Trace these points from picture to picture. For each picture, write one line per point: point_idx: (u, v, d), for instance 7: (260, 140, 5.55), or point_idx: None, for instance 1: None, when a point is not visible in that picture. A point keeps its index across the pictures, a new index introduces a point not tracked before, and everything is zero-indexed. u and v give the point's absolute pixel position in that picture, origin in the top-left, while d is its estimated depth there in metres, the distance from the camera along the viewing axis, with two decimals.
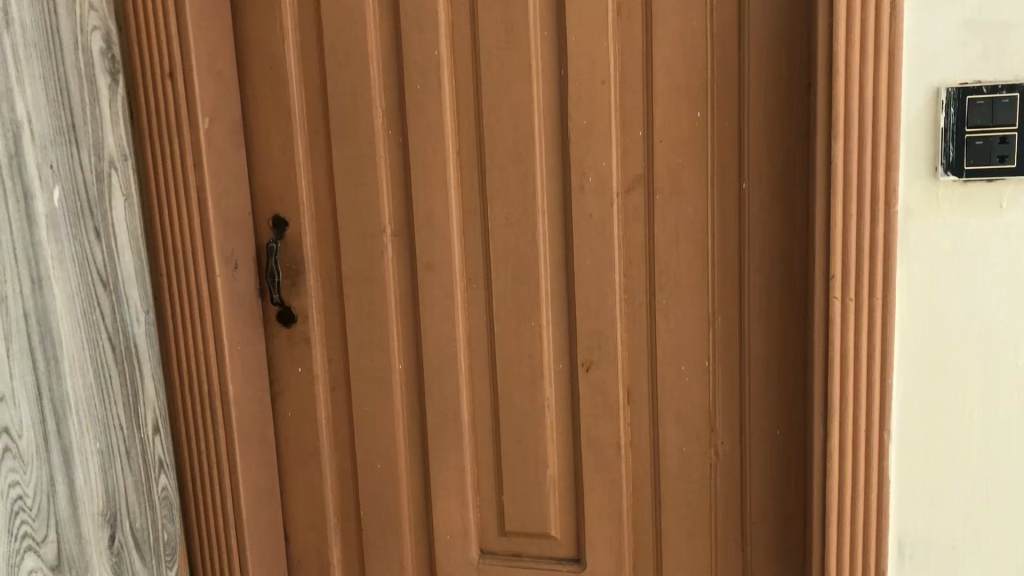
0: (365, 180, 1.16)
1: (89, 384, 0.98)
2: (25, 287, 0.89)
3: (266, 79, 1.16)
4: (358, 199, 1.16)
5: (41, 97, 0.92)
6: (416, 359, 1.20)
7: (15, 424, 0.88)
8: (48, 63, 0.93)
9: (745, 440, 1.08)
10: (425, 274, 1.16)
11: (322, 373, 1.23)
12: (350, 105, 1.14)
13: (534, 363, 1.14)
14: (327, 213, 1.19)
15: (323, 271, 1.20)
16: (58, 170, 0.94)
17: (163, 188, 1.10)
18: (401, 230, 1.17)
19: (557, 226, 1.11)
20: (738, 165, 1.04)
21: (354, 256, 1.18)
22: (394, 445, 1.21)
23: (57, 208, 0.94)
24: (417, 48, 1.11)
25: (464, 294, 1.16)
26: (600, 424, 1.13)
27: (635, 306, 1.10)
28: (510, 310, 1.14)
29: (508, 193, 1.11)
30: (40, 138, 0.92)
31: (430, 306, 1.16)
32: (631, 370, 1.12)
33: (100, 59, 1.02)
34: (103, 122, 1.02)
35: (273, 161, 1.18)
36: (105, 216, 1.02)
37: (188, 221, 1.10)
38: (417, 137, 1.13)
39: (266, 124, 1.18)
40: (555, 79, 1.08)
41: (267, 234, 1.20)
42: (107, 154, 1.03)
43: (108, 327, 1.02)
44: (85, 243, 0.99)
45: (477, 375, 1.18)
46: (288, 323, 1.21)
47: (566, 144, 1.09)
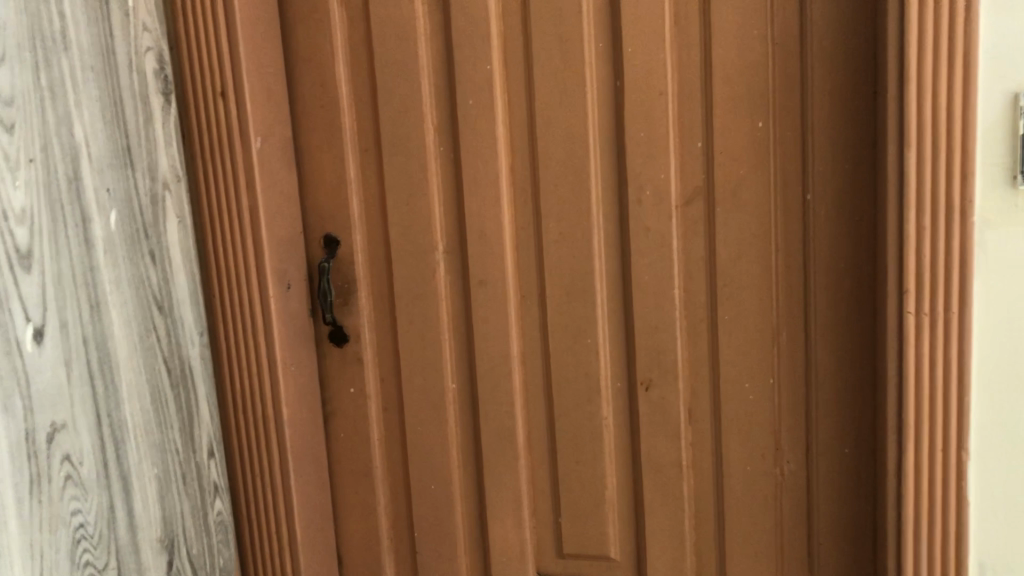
0: (417, 197, 1.14)
1: (146, 409, 0.97)
2: (84, 313, 0.88)
3: (316, 96, 1.15)
4: (410, 216, 1.15)
5: (99, 119, 0.92)
6: (470, 378, 1.18)
7: (76, 451, 0.87)
8: (105, 84, 0.93)
9: (812, 459, 1.05)
10: (479, 291, 1.14)
11: (374, 393, 1.21)
12: (402, 121, 1.13)
13: (591, 381, 1.12)
14: (378, 231, 1.17)
15: (375, 289, 1.19)
16: (114, 192, 0.93)
17: (216, 208, 1.09)
18: (453, 247, 1.15)
19: (613, 241, 1.09)
20: (802, 176, 1.01)
21: (406, 274, 1.16)
22: (448, 465, 1.19)
23: (114, 230, 0.93)
24: (469, 62, 1.09)
25: (519, 312, 1.14)
26: (661, 443, 1.10)
27: (696, 322, 1.08)
28: (566, 327, 1.12)
29: (563, 207, 1.09)
30: (97, 161, 0.91)
31: (484, 324, 1.14)
32: (692, 387, 1.09)
33: (154, 80, 1.01)
34: (157, 143, 1.01)
35: (323, 179, 1.17)
36: (160, 239, 1.01)
37: (241, 242, 1.10)
38: (469, 153, 1.11)
39: (317, 142, 1.16)
40: (611, 91, 1.06)
41: (319, 253, 1.19)
42: (161, 175, 1.02)
43: (163, 349, 1.00)
44: (141, 267, 0.97)
45: (532, 393, 1.15)
46: (340, 343, 1.19)
47: (622, 157, 1.07)
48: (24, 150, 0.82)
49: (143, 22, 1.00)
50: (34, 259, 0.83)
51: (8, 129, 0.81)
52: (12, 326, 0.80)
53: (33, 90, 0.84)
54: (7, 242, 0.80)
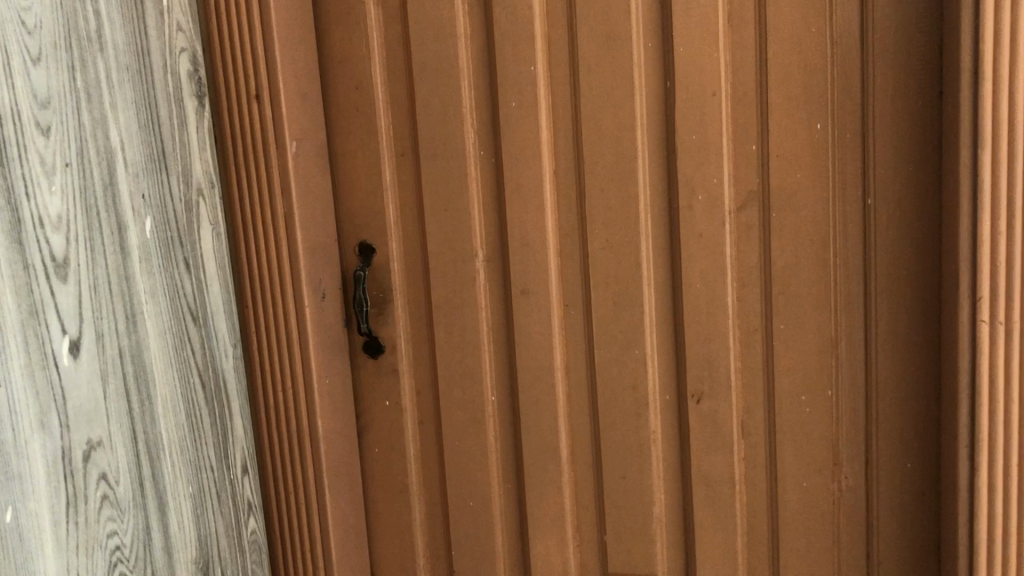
0: (456, 203, 1.10)
1: (182, 425, 0.92)
2: (120, 324, 0.84)
3: (350, 99, 1.11)
4: (448, 223, 1.11)
5: (134, 122, 0.88)
6: (510, 390, 1.13)
7: (112, 470, 0.83)
8: (139, 86, 0.89)
9: (871, 474, 1.01)
10: (521, 301, 1.10)
11: (410, 406, 1.17)
12: (440, 124, 1.09)
13: (639, 394, 1.07)
14: (415, 239, 1.13)
15: (412, 299, 1.15)
16: (149, 199, 0.89)
17: (251, 216, 1.05)
18: (494, 255, 1.11)
19: (662, 248, 1.05)
20: (861, 181, 0.97)
21: (445, 283, 1.12)
22: (487, 480, 1.15)
23: (149, 238, 0.89)
24: (512, 63, 1.05)
25: (562, 322, 1.10)
26: (712, 457, 1.06)
27: (749, 332, 1.03)
28: (613, 338, 1.07)
29: (610, 213, 1.05)
30: (133, 166, 0.87)
31: (526, 334, 1.10)
32: (745, 400, 1.04)
33: (188, 82, 0.97)
34: (191, 148, 0.97)
35: (358, 185, 1.13)
36: (195, 247, 0.97)
37: (275, 251, 1.06)
38: (512, 157, 1.07)
39: (351, 146, 1.12)
40: (660, 92, 1.02)
41: (353, 262, 1.15)
42: (195, 181, 0.98)
43: (198, 362, 0.96)
44: (176, 276, 0.93)
45: (575, 407, 1.11)
46: (375, 355, 1.15)
47: (673, 160, 1.02)
48: (60, 154, 0.79)
49: (177, 22, 0.96)
50: (70, 268, 0.79)
51: (44, 131, 0.77)
52: (48, 339, 0.76)
53: (69, 90, 0.80)
54: (43, 250, 0.76)
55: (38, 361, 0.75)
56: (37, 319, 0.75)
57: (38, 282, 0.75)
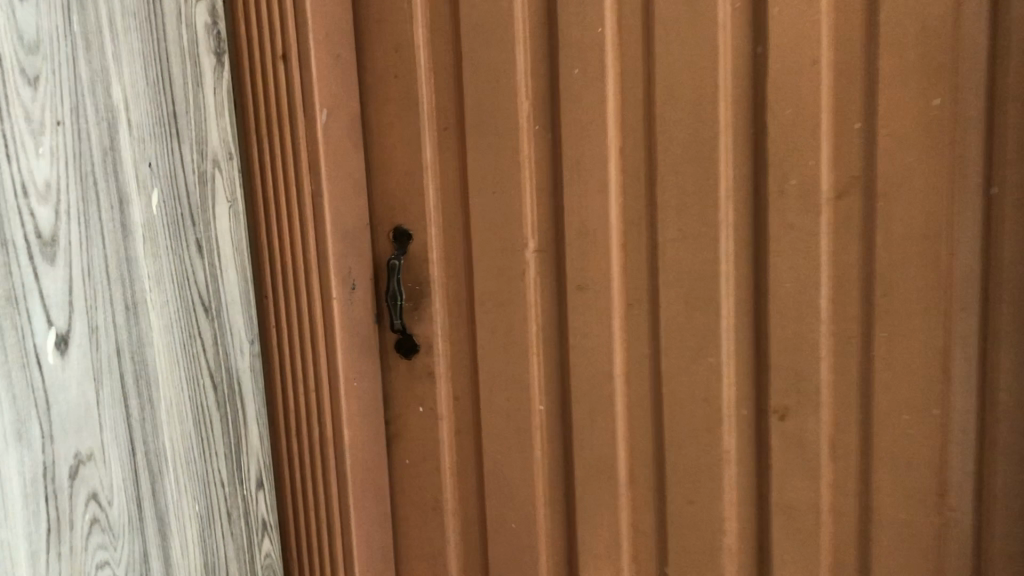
0: (505, 185, 0.96)
1: (189, 433, 0.79)
2: (118, 315, 0.71)
3: (388, 65, 0.98)
4: (496, 207, 0.97)
5: (141, 78, 0.74)
6: (561, 399, 0.99)
7: (105, 488, 0.70)
8: (148, 36, 0.76)
9: (985, 513, 0.85)
10: (577, 298, 0.96)
11: (446, 413, 1.03)
12: (491, 93, 0.95)
13: (711, 408, 0.93)
14: (457, 225, 0.99)
15: (451, 293, 1.01)
16: (157, 169, 0.76)
17: (272, 194, 0.93)
18: (546, 244, 0.97)
19: (745, 240, 0.90)
20: (986, 164, 0.80)
21: (490, 276, 0.98)
22: (531, 499, 1.01)
23: (155, 214, 0.76)
24: (576, 23, 0.91)
25: (623, 323, 0.95)
26: (794, 483, 0.91)
27: (844, 340, 0.88)
28: (683, 344, 0.93)
29: (685, 200, 0.90)
30: (138, 130, 0.74)
31: (582, 336, 0.96)
32: (837, 420, 0.89)
33: (206, 35, 0.84)
34: (208, 112, 0.84)
35: (395, 162, 1.00)
36: (208, 227, 0.84)
37: (299, 235, 0.93)
38: (572, 132, 0.93)
39: (388, 118, 0.99)
40: (750, 60, 0.87)
41: (386, 249, 1.01)
42: (211, 150, 0.84)
43: (209, 360, 0.83)
44: (186, 260, 0.80)
45: (636, 420, 0.97)
46: (409, 354, 1.02)
47: (762, 139, 0.87)
48: (50, 110, 0.65)
49: None
50: (60, 248, 0.66)
51: (31, 83, 0.64)
52: (30, 332, 0.63)
53: (62, 35, 0.67)
54: (27, 225, 0.63)
55: (17, 359, 0.62)
56: (16, 308, 0.62)
57: (18, 262, 0.63)
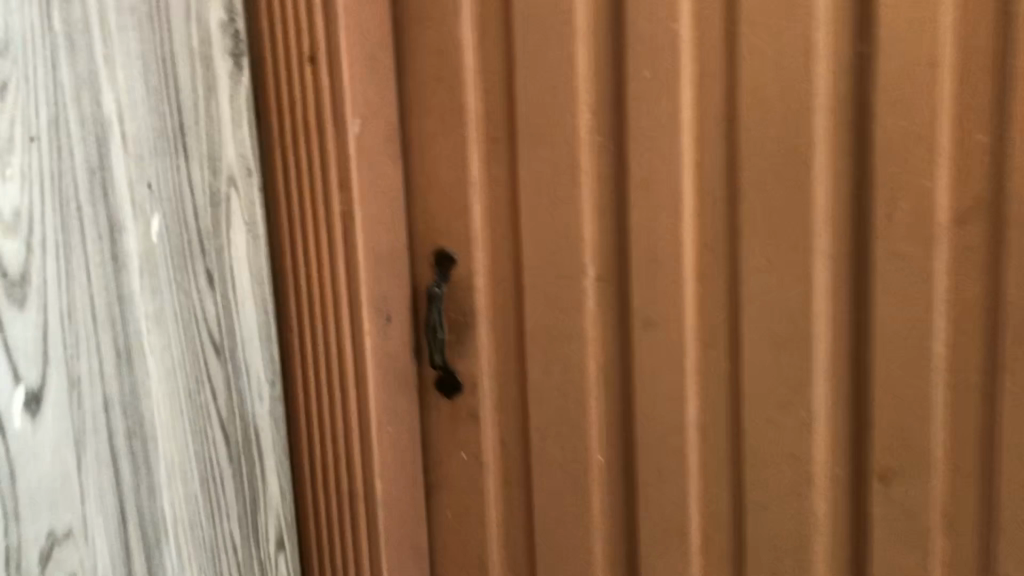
0: (561, 204, 0.83)
1: (193, 493, 0.70)
2: (107, 363, 0.61)
3: (430, 66, 0.86)
4: (551, 229, 0.84)
5: (139, 85, 0.64)
6: (624, 450, 0.86)
7: (87, 566, 0.61)
8: (148, 36, 0.65)
9: None
10: (644, 335, 0.83)
11: (493, 460, 0.91)
12: (548, 99, 0.82)
13: (801, 466, 0.80)
14: (506, 249, 0.87)
15: (499, 326, 0.89)
16: (158, 191, 0.66)
17: (297, 214, 0.81)
18: (609, 272, 0.83)
19: (844, 273, 0.75)
20: None
21: (544, 308, 0.86)
22: (590, 561, 0.89)
23: (155, 245, 0.65)
24: (647, 18, 0.77)
25: (698, 365, 0.82)
26: (899, 559, 0.77)
27: (964, 395, 0.73)
28: (768, 391, 0.79)
29: (774, 225, 0.77)
30: (134, 147, 0.63)
31: (650, 380, 0.83)
32: (952, 489, 0.75)
33: (222, 33, 0.72)
34: (225, 123, 0.73)
35: (437, 177, 0.88)
36: (222, 255, 0.73)
37: (329, 261, 0.82)
38: (641, 145, 0.79)
39: (429, 127, 0.87)
40: (852, 58, 0.72)
41: (427, 275, 0.89)
42: (226, 167, 0.73)
43: (221, 408, 0.73)
44: (194, 295, 0.70)
45: (711, 478, 0.84)
46: (451, 394, 0.90)
47: (867, 154, 0.73)
48: (21, 125, 0.55)
49: None
50: (32, 289, 0.56)
51: None
52: None
53: (37, 37, 0.56)
54: None
55: None
56: None
57: None
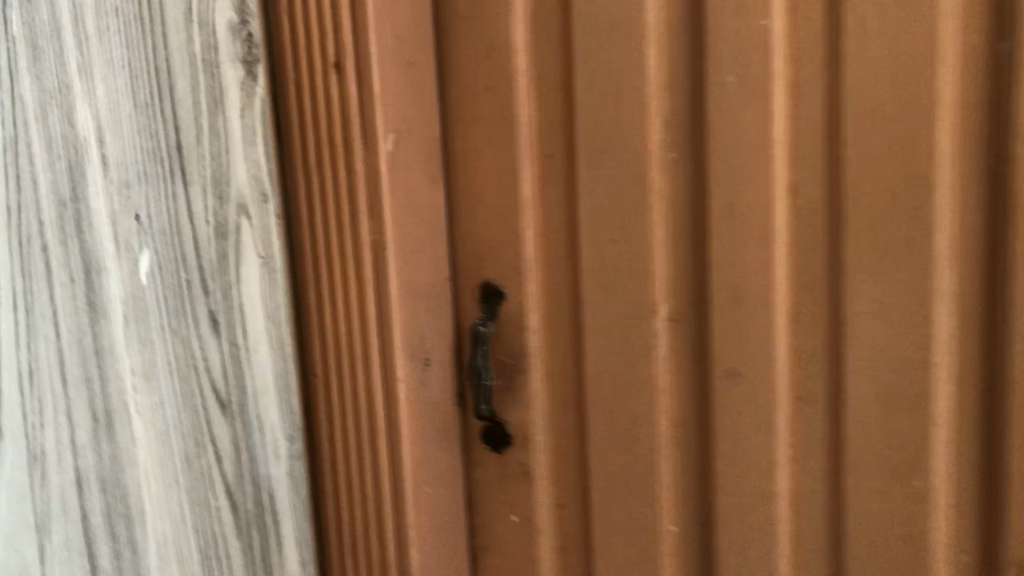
0: (628, 233, 0.71)
1: (185, 561, 0.62)
2: (79, 414, 0.55)
3: (477, 73, 0.75)
4: (616, 261, 0.72)
5: (126, 104, 0.57)
6: (700, 521, 0.73)
7: None
8: (136, 47, 0.57)
9: None
10: (726, 388, 0.69)
11: (548, 525, 0.79)
12: (613, 110, 0.70)
13: (919, 554, 0.64)
14: (563, 283, 0.75)
15: (555, 371, 0.76)
16: (149, 224, 0.58)
17: (321, 245, 0.71)
18: (683, 311, 0.71)
19: (974, 322, 0.60)
20: None
21: (607, 352, 0.74)
22: None
23: (145, 284, 0.58)
24: (731, 13, 0.64)
25: (791, 426, 0.68)
26: None
27: None
28: (878, 461, 0.65)
29: (885, 258, 0.62)
30: (117, 173, 0.56)
31: (733, 441, 0.70)
32: None
33: (230, 37, 0.63)
34: (233, 141, 0.63)
35: (484, 201, 0.76)
36: (229, 295, 0.63)
37: (356, 299, 0.71)
38: (724, 164, 0.67)
39: (475, 144, 0.76)
40: (986, 57, 0.57)
41: (473, 312, 0.78)
42: (234, 193, 0.63)
43: (225, 466, 0.64)
44: (193, 340, 0.61)
45: (807, 562, 0.69)
46: (500, 449, 0.79)
47: (1004, 174, 0.58)
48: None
49: None
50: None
51: None
52: None
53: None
54: None
55: None
56: None
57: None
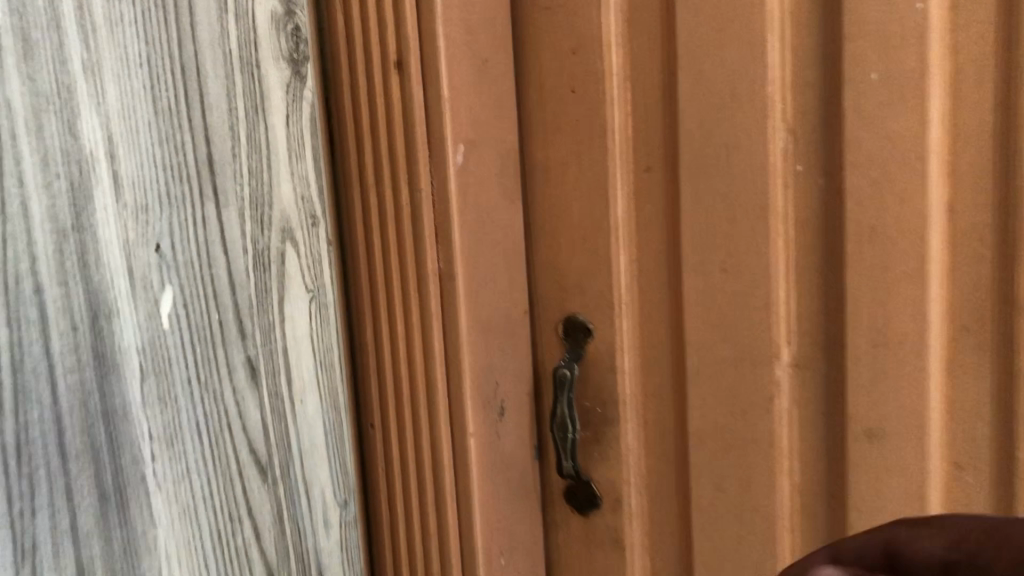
0: (742, 261, 0.59)
1: None
2: (87, 509, 0.41)
3: (560, 72, 0.64)
4: (728, 295, 0.60)
5: (138, 102, 0.44)
6: None
7: None
8: (155, 33, 0.45)
9: None
10: (863, 451, 0.57)
11: None
12: (725, 114, 0.58)
13: None
14: (663, 319, 0.64)
15: (652, 423, 0.65)
16: (168, 257, 0.46)
17: (378, 275, 0.59)
18: (811, 354, 0.59)
19: None
20: None
21: (716, 403, 0.62)
22: None
23: (162, 331, 0.45)
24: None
25: (944, 498, 0.56)
26: None
27: None
28: None
29: None
30: (133, 195, 0.44)
31: (873, 514, 0.57)
32: None
33: (272, 30, 0.53)
34: (277, 154, 0.53)
35: (569, 222, 0.65)
36: (273, 341, 0.53)
37: (417, 340, 0.60)
38: (865, 178, 0.55)
39: (558, 155, 0.65)
40: None
41: (555, 351, 0.67)
42: (279, 218, 0.53)
43: (269, 550, 0.52)
44: (223, 399, 0.49)
45: None
46: (585, 511, 0.67)
47: None
48: None
49: None
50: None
51: None
52: None
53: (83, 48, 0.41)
54: None
55: None
56: None
57: None
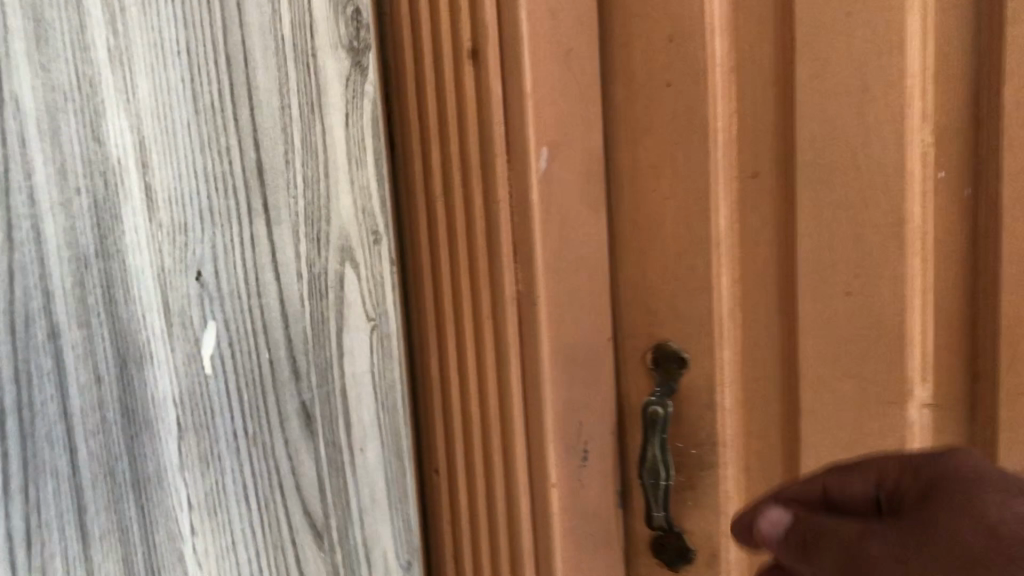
0: (870, 284, 0.51)
1: None
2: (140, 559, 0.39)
3: (654, 64, 0.55)
4: (853, 324, 0.51)
5: (181, 114, 0.39)
6: None
7: None
8: (207, 37, 0.40)
9: None
10: None
11: None
12: (853, 111, 0.49)
13: None
14: (771, 349, 0.55)
15: (755, 467, 0.57)
16: (218, 288, 0.41)
17: (446, 300, 0.53)
18: (952, 393, 0.50)
19: None
20: None
21: (834, 448, 0.53)
22: None
23: (213, 371, 0.41)
24: None
25: None
26: None
27: None
28: None
29: None
30: (168, 213, 0.39)
31: None
32: None
33: (330, 15, 0.45)
34: (336, 160, 0.46)
35: (660, 236, 0.57)
36: (329, 381, 0.47)
37: (493, 372, 0.53)
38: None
39: (649, 160, 0.56)
40: None
41: (643, 384, 0.59)
42: (337, 239, 0.47)
43: None
44: (266, 445, 0.44)
45: None
46: (676, 566, 0.59)
47: None
48: None
49: None
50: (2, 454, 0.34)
51: None
52: None
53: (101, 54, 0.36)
54: None
55: None
56: None
57: None
